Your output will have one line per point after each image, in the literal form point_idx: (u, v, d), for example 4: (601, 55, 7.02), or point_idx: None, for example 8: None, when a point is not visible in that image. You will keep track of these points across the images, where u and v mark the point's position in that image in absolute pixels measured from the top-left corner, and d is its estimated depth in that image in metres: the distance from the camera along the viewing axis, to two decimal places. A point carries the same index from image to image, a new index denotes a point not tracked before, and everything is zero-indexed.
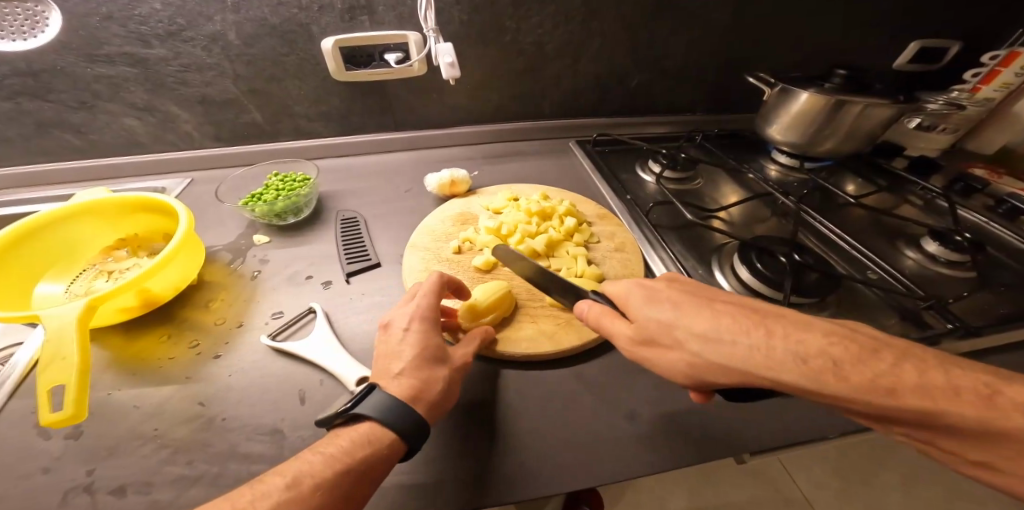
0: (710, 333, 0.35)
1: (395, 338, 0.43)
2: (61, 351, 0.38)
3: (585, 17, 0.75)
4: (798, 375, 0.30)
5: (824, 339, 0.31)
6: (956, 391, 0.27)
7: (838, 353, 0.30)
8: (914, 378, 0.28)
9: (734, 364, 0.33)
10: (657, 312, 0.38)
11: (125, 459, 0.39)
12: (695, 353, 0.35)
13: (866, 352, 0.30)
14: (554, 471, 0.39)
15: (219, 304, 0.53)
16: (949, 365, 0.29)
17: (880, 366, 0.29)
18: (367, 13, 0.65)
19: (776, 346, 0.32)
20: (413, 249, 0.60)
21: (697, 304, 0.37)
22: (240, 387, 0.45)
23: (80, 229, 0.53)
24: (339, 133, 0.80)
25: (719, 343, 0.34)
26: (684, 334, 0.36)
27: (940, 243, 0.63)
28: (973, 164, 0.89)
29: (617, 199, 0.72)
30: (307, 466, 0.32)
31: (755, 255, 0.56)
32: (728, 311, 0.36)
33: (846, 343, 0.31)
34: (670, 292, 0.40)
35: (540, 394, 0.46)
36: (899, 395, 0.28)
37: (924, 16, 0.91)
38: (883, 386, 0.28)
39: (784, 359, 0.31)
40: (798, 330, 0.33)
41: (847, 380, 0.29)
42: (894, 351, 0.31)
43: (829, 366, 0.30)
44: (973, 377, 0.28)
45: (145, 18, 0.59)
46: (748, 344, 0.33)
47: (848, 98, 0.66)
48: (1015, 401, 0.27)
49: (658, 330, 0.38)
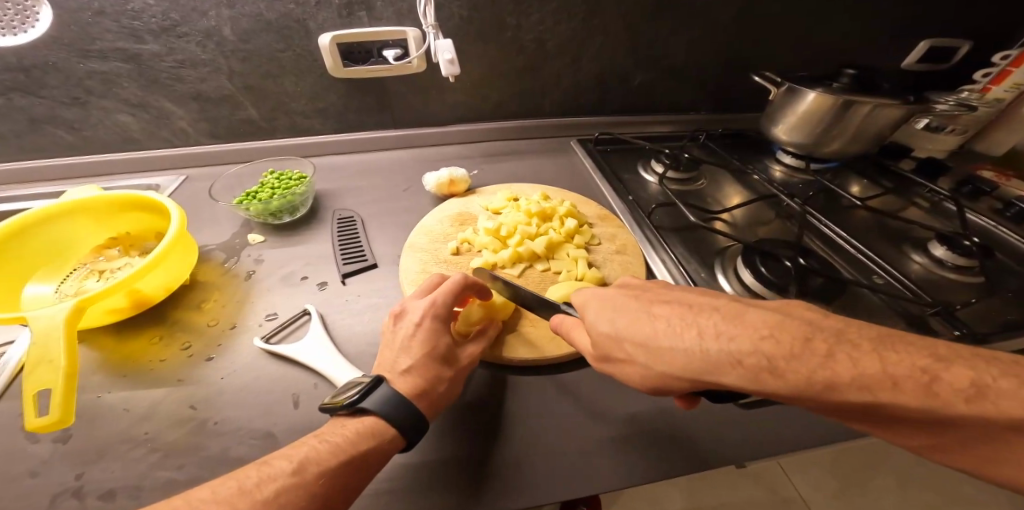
0: (650, 342, 0.32)
1: (406, 332, 0.42)
2: (47, 354, 0.37)
3: (587, 14, 0.74)
4: (736, 379, 0.27)
5: (755, 332, 0.27)
6: (893, 381, 0.24)
7: (770, 349, 0.26)
8: (848, 370, 0.25)
9: (679, 372, 0.30)
10: (602, 320, 0.36)
11: (115, 462, 0.38)
12: (645, 364, 0.32)
13: (800, 343, 0.26)
14: (550, 479, 0.38)
15: (211, 305, 0.52)
16: (886, 348, 0.25)
17: (815, 359, 0.25)
18: (365, 9, 0.64)
19: (709, 348, 0.28)
20: (410, 250, 0.59)
21: (635, 309, 0.34)
22: (234, 389, 0.44)
23: (71, 228, 0.52)
24: (336, 130, 0.78)
25: (660, 352, 0.31)
26: (629, 345, 0.33)
27: (948, 247, 0.62)
28: (981, 166, 0.87)
29: (619, 200, 0.71)
30: (313, 452, 0.32)
31: (759, 259, 0.55)
32: (663, 312, 0.33)
33: (779, 332, 0.27)
34: (614, 296, 0.37)
35: (538, 398, 0.45)
36: (839, 391, 0.25)
37: (933, 16, 0.89)
38: (820, 383, 0.25)
39: (718, 363, 0.27)
40: (731, 325, 0.29)
41: (782, 378, 0.25)
42: (827, 337, 0.27)
43: (763, 366, 0.26)
44: (908, 360, 0.25)
45: (138, 13, 0.57)
46: (684, 349, 0.29)
47: (856, 99, 0.64)
48: (956, 388, 0.24)
49: (607, 344, 0.35)
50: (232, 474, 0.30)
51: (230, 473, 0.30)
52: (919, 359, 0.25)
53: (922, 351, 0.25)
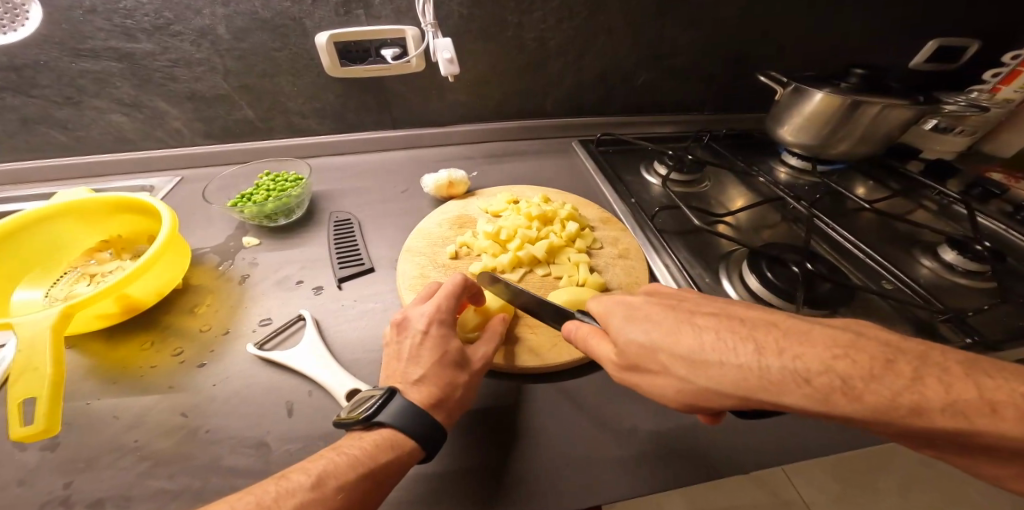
0: (692, 354, 0.30)
1: (412, 342, 0.41)
2: (32, 361, 0.36)
3: (590, 12, 0.73)
4: (800, 399, 0.25)
5: (827, 351, 0.26)
6: (992, 408, 0.23)
7: (845, 369, 0.25)
8: (940, 395, 0.24)
9: (725, 388, 0.28)
10: (634, 330, 0.34)
11: (103, 471, 0.37)
12: (683, 378, 0.30)
13: (881, 365, 0.25)
14: (555, 492, 0.36)
15: (205, 310, 0.51)
16: (981, 373, 0.24)
17: (900, 381, 0.24)
18: (362, 7, 0.63)
19: (769, 364, 0.26)
20: (408, 254, 0.58)
21: (673, 320, 0.33)
22: (227, 396, 0.43)
23: (60, 231, 0.51)
24: (333, 130, 0.77)
25: (704, 366, 0.29)
26: (665, 357, 0.32)
27: (959, 251, 0.61)
28: (991, 168, 0.85)
29: (622, 203, 0.69)
30: (331, 465, 0.31)
31: (765, 264, 0.53)
32: (707, 324, 0.31)
33: (853, 352, 0.26)
34: (647, 305, 0.35)
35: (540, 406, 0.44)
36: (931, 417, 0.23)
37: (940, 16, 0.88)
38: (906, 407, 0.23)
39: (780, 381, 0.26)
40: (794, 342, 0.27)
41: (859, 400, 0.24)
42: (909, 359, 0.25)
43: (837, 386, 0.25)
44: (1006, 386, 0.24)
45: (131, 11, 0.56)
46: (735, 365, 0.28)
47: (864, 99, 0.63)
48: None
49: (639, 355, 0.33)
50: (250, 489, 0.29)
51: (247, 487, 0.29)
52: (1018, 385, 0.24)
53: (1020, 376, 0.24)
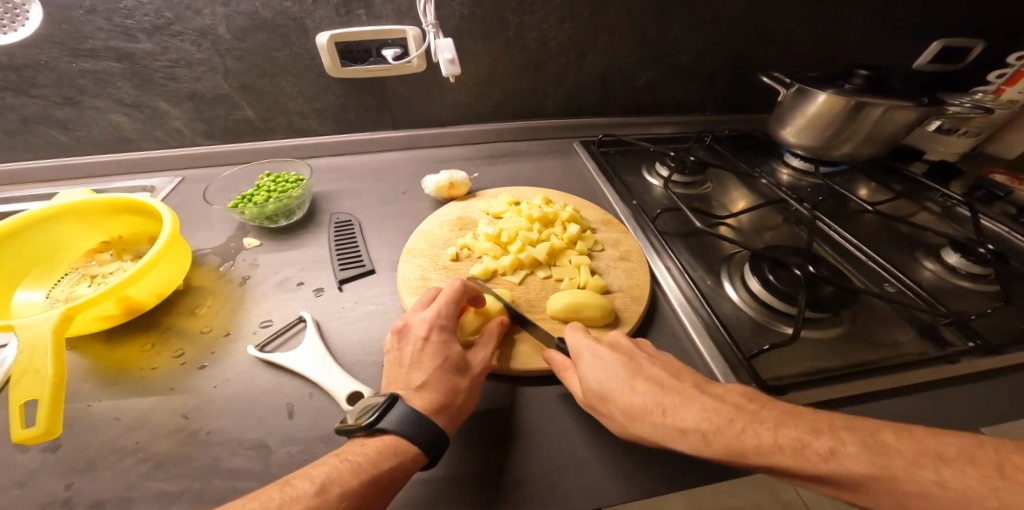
0: (628, 406, 0.36)
1: (414, 349, 0.41)
2: (34, 363, 0.36)
3: (592, 12, 0.72)
4: (683, 447, 0.33)
5: (701, 411, 0.33)
6: (776, 448, 0.30)
7: (709, 426, 0.32)
8: (753, 441, 0.30)
9: (643, 434, 0.35)
10: (592, 377, 0.39)
11: (104, 473, 0.37)
12: (621, 425, 0.36)
13: (725, 422, 0.32)
14: (555, 495, 0.36)
15: (206, 311, 0.51)
16: (784, 423, 0.31)
17: (733, 434, 0.31)
18: (363, 7, 0.63)
19: (664, 422, 0.34)
20: (409, 255, 0.58)
21: (620, 372, 0.38)
22: (227, 398, 0.43)
23: (60, 233, 0.51)
24: (335, 130, 0.77)
25: (635, 418, 0.35)
26: (612, 406, 0.37)
27: (961, 254, 0.61)
28: (994, 170, 0.85)
29: (623, 204, 0.69)
30: (334, 473, 0.31)
31: (767, 267, 0.53)
32: (648, 383, 0.37)
33: (718, 411, 0.33)
34: (606, 356, 0.40)
35: (539, 410, 0.43)
36: (750, 457, 0.30)
37: (943, 15, 0.87)
38: (735, 455, 0.31)
39: (667, 434, 0.34)
40: (683, 405, 0.34)
41: (714, 447, 0.31)
42: (745, 416, 0.32)
43: (702, 438, 0.32)
44: (791, 432, 0.30)
45: (131, 11, 0.56)
46: (652, 421, 0.35)
47: (868, 101, 0.62)
48: (818, 450, 0.29)
49: (593, 399, 0.38)
50: (254, 496, 0.29)
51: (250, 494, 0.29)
52: (800, 431, 0.30)
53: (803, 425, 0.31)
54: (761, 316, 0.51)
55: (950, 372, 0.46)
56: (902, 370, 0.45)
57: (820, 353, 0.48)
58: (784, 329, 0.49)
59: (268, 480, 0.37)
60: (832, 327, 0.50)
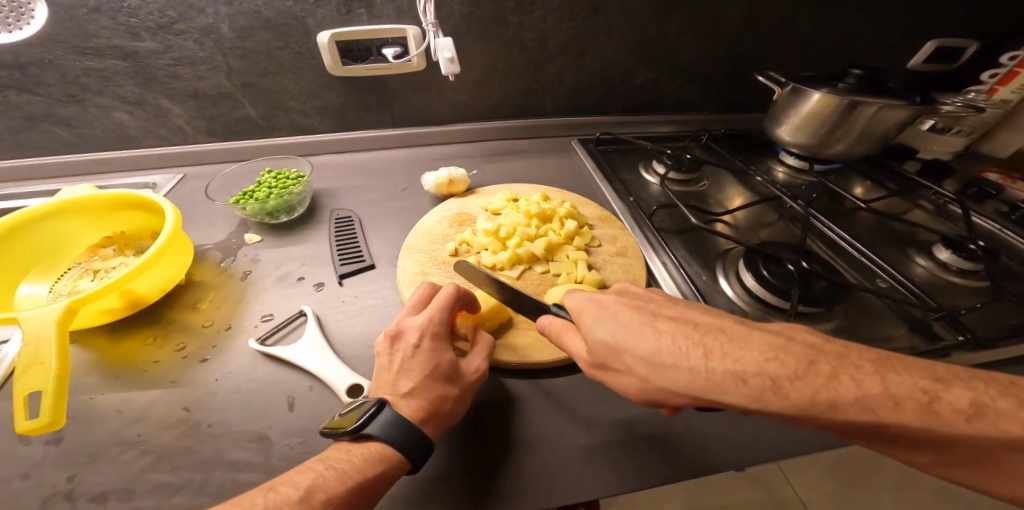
0: (653, 356, 0.33)
1: (404, 354, 0.41)
2: (37, 356, 0.36)
3: (590, 11, 0.73)
4: (740, 398, 0.28)
5: (761, 354, 0.30)
6: (896, 401, 0.26)
7: (775, 370, 0.28)
8: (850, 390, 0.27)
9: (674, 385, 0.31)
10: (600, 329, 0.37)
11: (108, 464, 0.37)
12: (644, 379, 0.33)
13: (805, 366, 0.28)
14: (555, 486, 0.37)
15: (207, 305, 0.51)
16: (890, 370, 0.28)
17: (817, 381, 0.27)
18: (364, 6, 0.63)
19: (713, 368, 0.30)
20: (408, 250, 0.59)
21: (639, 322, 0.35)
22: (228, 392, 0.43)
23: (63, 227, 0.52)
24: (335, 128, 0.78)
25: (661, 368, 0.32)
26: (629, 357, 0.34)
27: (953, 251, 0.62)
28: (987, 169, 0.86)
29: (620, 201, 0.70)
30: (320, 480, 0.31)
31: (761, 262, 0.54)
32: (668, 329, 0.34)
33: (783, 355, 0.29)
34: (614, 304, 0.38)
35: (538, 403, 0.44)
36: (841, 411, 0.27)
37: (937, 14, 0.88)
38: (822, 403, 0.27)
39: (722, 381, 0.29)
40: (736, 347, 0.31)
41: (786, 398, 0.27)
42: (830, 359, 0.29)
43: (768, 385, 0.28)
44: (909, 382, 0.27)
45: (135, 10, 0.57)
46: (687, 368, 0.31)
47: (862, 99, 0.63)
48: (956, 407, 0.26)
49: (607, 353, 0.36)
50: (237, 500, 0.29)
51: (235, 499, 0.29)
52: (920, 380, 0.27)
53: (922, 372, 0.28)
54: (755, 311, 0.51)
55: None
56: None
57: None
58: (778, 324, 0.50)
59: (270, 471, 0.37)
60: (823, 325, 0.51)
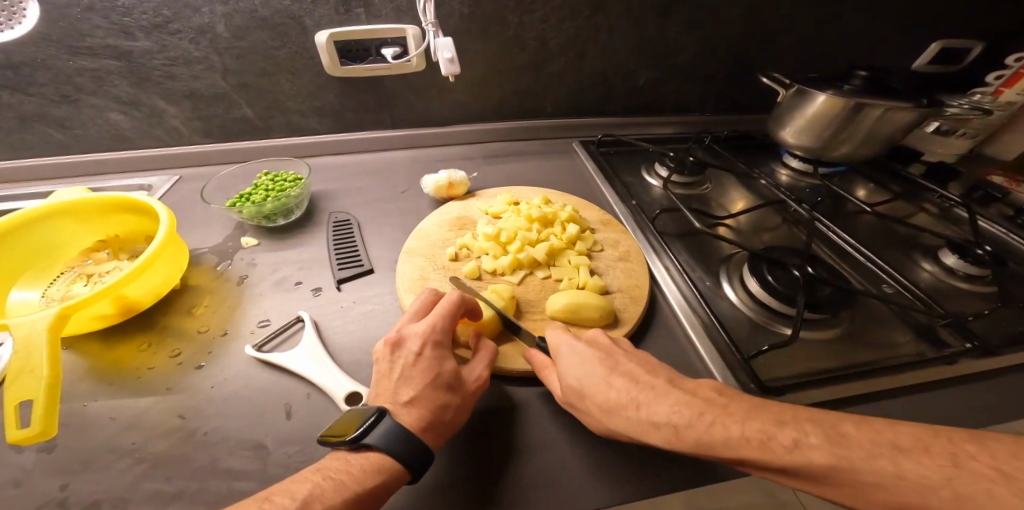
0: (606, 402, 0.37)
1: (405, 362, 0.40)
2: (29, 363, 0.36)
3: (592, 11, 0.72)
4: (658, 441, 0.34)
5: (672, 405, 0.34)
6: (745, 440, 0.31)
7: (678, 420, 0.33)
8: (721, 433, 0.32)
9: (620, 430, 0.36)
10: (569, 374, 0.40)
11: (100, 472, 0.36)
12: (600, 421, 0.37)
13: (697, 415, 0.33)
14: (557, 496, 0.36)
15: (203, 310, 0.51)
16: (746, 416, 0.32)
17: (705, 426, 0.32)
18: (363, 5, 0.62)
19: (642, 417, 0.35)
20: (407, 254, 0.58)
21: (600, 370, 0.39)
22: (224, 399, 0.42)
23: (56, 231, 0.51)
24: (333, 129, 0.77)
25: (611, 413, 0.36)
26: (590, 403, 0.38)
27: (959, 255, 0.61)
28: (992, 171, 0.85)
29: (622, 205, 0.69)
30: (317, 490, 0.30)
31: (766, 267, 0.53)
32: (620, 379, 0.38)
33: (687, 405, 0.34)
34: (584, 351, 0.41)
35: (539, 409, 0.43)
36: (717, 449, 0.31)
37: (943, 15, 0.87)
38: (706, 444, 0.32)
39: (644, 428, 0.35)
40: (658, 399, 0.35)
41: (684, 441, 0.32)
42: (715, 408, 0.34)
43: (674, 431, 0.33)
44: (756, 424, 0.31)
45: (129, 9, 0.56)
46: (627, 415, 0.36)
47: (867, 102, 0.63)
48: (782, 443, 0.30)
49: (569, 395, 0.39)
50: None
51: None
52: (762, 423, 0.32)
53: (768, 417, 0.32)
54: (760, 316, 0.51)
55: (946, 372, 0.46)
56: (899, 371, 0.45)
57: (820, 355, 0.48)
58: (783, 330, 0.49)
59: (266, 479, 0.37)
60: (830, 330, 0.50)
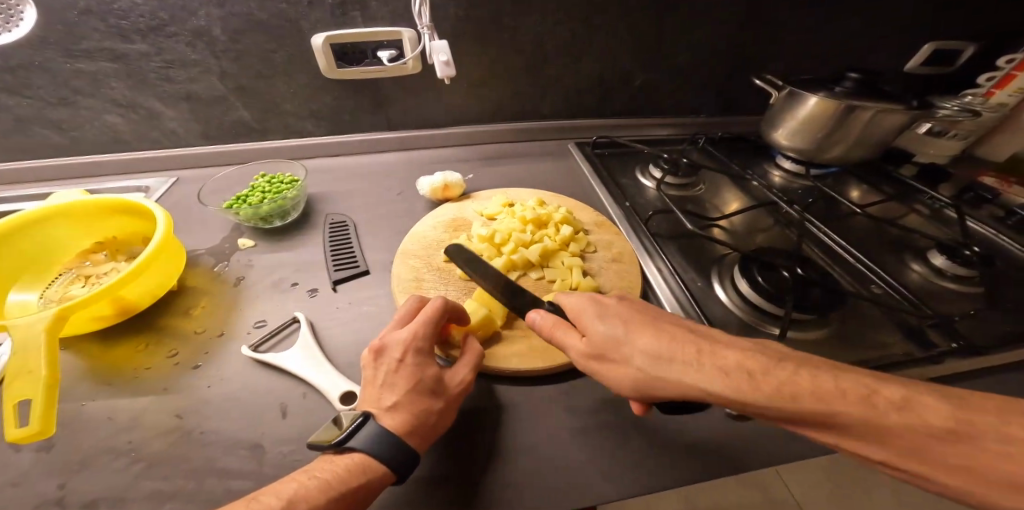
0: (654, 350, 0.36)
1: (388, 370, 0.40)
2: (27, 364, 0.36)
3: (587, 14, 0.73)
4: (721, 386, 0.32)
5: (740, 354, 0.34)
6: (841, 391, 0.30)
7: (751, 365, 0.32)
8: (807, 384, 0.31)
9: (670, 377, 0.34)
10: (604, 325, 0.39)
11: (98, 472, 0.37)
12: (641, 370, 0.36)
13: (774, 363, 0.32)
14: (547, 494, 0.37)
15: (199, 312, 0.51)
16: (841, 372, 0.32)
17: (784, 374, 0.32)
18: (359, 9, 0.63)
19: (703, 362, 0.33)
20: (402, 255, 0.58)
21: (643, 322, 0.38)
22: (220, 399, 0.43)
23: (55, 233, 0.52)
24: (330, 131, 0.77)
25: (661, 362, 0.35)
26: (629, 350, 0.37)
27: (947, 256, 0.62)
28: (984, 173, 0.86)
29: (616, 206, 0.70)
30: (302, 490, 0.31)
31: (754, 270, 0.54)
32: (670, 332, 0.37)
33: (757, 356, 0.33)
34: (619, 308, 0.41)
35: (531, 409, 0.44)
36: (801, 401, 0.30)
37: (935, 17, 0.88)
38: (787, 392, 0.30)
39: (705, 372, 0.33)
40: (721, 348, 0.35)
41: (762, 389, 0.31)
42: (793, 361, 0.33)
43: (745, 378, 0.32)
44: (856, 380, 0.31)
45: (125, 12, 0.56)
46: (681, 362, 0.34)
47: (859, 104, 0.63)
48: (890, 400, 0.29)
49: (606, 346, 0.38)
50: None
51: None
52: (863, 378, 0.31)
53: (866, 374, 0.31)
54: (750, 317, 0.51)
55: (934, 372, 0.47)
56: (887, 371, 0.46)
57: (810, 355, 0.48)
58: (772, 331, 0.50)
59: (262, 478, 0.37)
60: (818, 330, 0.51)
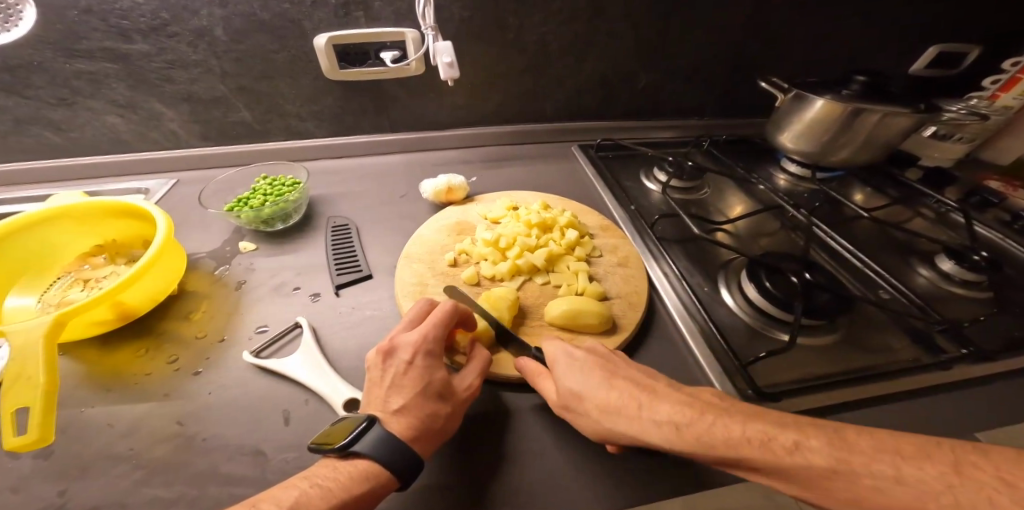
0: (607, 405, 0.36)
1: (396, 371, 0.40)
2: (25, 370, 0.35)
3: (592, 14, 0.72)
4: (657, 439, 0.33)
5: (671, 406, 0.34)
6: (747, 439, 0.31)
7: (679, 417, 0.33)
8: (722, 431, 0.31)
9: (621, 432, 0.35)
10: (568, 378, 0.39)
11: (97, 479, 0.36)
12: (598, 423, 0.36)
13: (698, 413, 0.33)
14: (555, 502, 0.36)
15: (200, 316, 0.50)
16: (753, 418, 0.32)
17: (705, 424, 0.32)
18: (362, 9, 0.62)
19: (641, 415, 0.35)
20: (405, 259, 0.58)
21: (600, 373, 0.39)
22: (222, 404, 0.42)
23: (53, 236, 0.51)
24: (332, 132, 0.77)
25: (611, 416, 0.36)
26: (588, 404, 0.37)
27: (955, 261, 0.61)
28: (988, 176, 0.85)
29: (621, 209, 0.69)
30: (303, 498, 0.30)
31: (764, 274, 0.53)
32: (621, 383, 0.38)
33: (687, 405, 0.34)
34: (584, 357, 0.41)
35: (536, 415, 0.43)
36: (716, 448, 0.31)
37: (942, 20, 0.87)
38: (707, 440, 0.32)
39: (645, 428, 0.34)
40: (656, 399, 0.35)
41: (686, 439, 0.32)
42: (717, 409, 0.34)
43: (673, 429, 0.33)
44: (760, 425, 0.32)
45: (126, 11, 0.56)
46: (626, 415, 0.35)
47: (866, 106, 0.63)
48: (784, 444, 0.30)
49: (569, 399, 0.38)
50: None
51: None
52: (766, 424, 0.32)
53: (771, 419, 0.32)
54: (757, 322, 0.51)
55: (942, 378, 0.46)
56: (896, 376, 0.45)
57: (818, 361, 0.48)
58: (780, 336, 0.49)
59: (265, 485, 0.37)
60: (826, 337, 0.50)
